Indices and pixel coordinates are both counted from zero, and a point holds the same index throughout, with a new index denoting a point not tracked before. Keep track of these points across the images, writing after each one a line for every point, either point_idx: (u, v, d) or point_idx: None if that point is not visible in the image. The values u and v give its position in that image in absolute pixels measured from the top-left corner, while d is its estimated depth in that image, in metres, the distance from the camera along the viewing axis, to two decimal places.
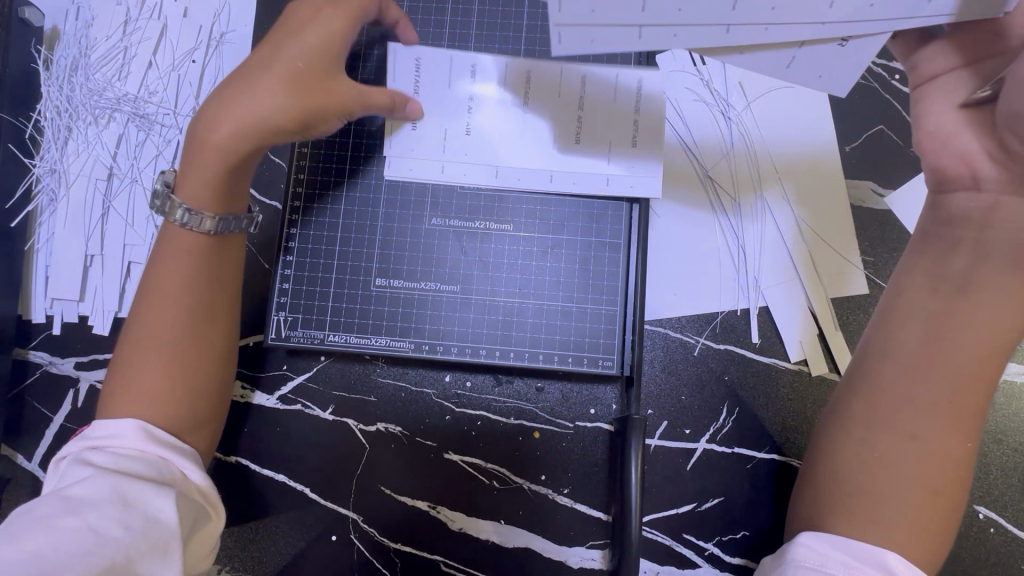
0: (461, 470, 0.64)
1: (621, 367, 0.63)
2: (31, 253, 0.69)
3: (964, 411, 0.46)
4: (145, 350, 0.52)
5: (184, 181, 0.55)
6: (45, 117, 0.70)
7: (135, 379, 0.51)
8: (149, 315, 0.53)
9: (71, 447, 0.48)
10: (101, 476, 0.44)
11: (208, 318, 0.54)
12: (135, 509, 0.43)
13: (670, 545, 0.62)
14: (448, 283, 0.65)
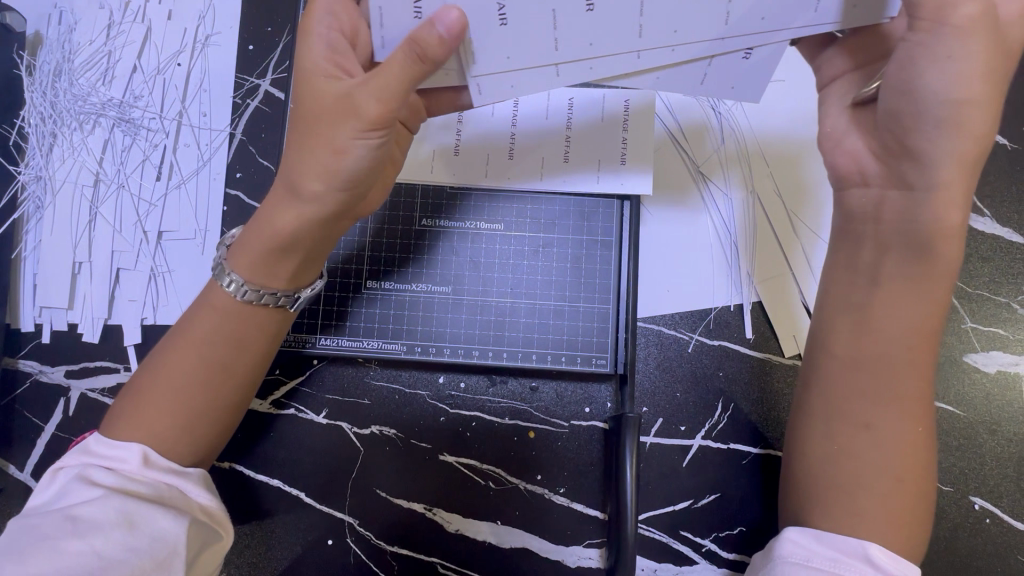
0: (456, 471, 0.64)
1: (614, 365, 0.63)
2: (18, 262, 0.68)
3: (920, 394, 0.46)
4: (167, 384, 0.49)
5: (243, 257, 0.50)
6: (29, 123, 0.69)
7: (155, 418, 0.48)
8: (174, 354, 0.50)
9: (70, 458, 0.47)
10: (107, 496, 0.43)
11: (240, 366, 0.51)
12: (140, 530, 0.42)
13: (667, 543, 0.62)
14: (436, 283, 0.64)
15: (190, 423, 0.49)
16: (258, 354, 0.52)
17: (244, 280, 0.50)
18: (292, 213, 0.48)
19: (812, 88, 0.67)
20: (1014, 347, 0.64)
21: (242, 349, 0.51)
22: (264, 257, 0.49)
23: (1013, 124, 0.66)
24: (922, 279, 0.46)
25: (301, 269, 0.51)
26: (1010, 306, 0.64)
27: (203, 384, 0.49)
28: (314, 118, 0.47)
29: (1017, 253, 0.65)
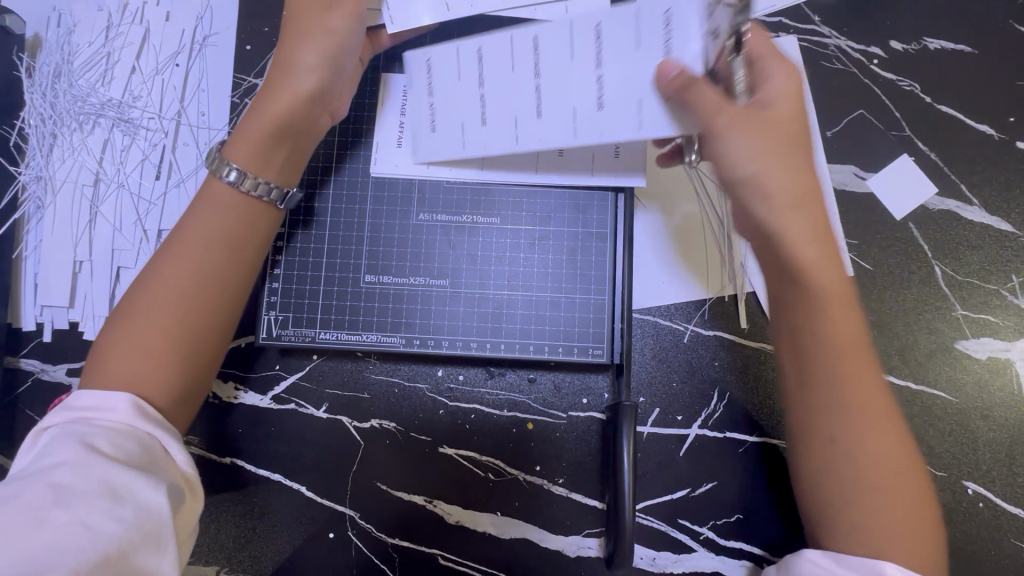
0: (456, 464, 0.65)
1: (611, 356, 0.63)
2: (20, 261, 0.69)
3: (864, 396, 0.47)
4: (132, 341, 0.49)
5: (243, 145, 0.55)
6: (29, 124, 0.70)
7: (144, 338, 0.49)
8: (165, 269, 0.51)
9: (55, 417, 0.46)
10: (88, 462, 0.41)
11: (205, 324, 0.51)
12: (124, 501, 0.41)
13: (666, 531, 0.63)
14: (434, 277, 0.65)
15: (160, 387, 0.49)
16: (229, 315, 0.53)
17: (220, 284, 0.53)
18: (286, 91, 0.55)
19: (802, 81, 0.68)
20: (1004, 333, 0.65)
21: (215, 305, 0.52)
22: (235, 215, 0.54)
23: (1000, 114, 0.67)
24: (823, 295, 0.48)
25: (292, 162, 0.57)
26: (999, 293, 0.65)
27: (168, 348, 0.50)
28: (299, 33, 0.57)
29: (1006, 241, 0.66)
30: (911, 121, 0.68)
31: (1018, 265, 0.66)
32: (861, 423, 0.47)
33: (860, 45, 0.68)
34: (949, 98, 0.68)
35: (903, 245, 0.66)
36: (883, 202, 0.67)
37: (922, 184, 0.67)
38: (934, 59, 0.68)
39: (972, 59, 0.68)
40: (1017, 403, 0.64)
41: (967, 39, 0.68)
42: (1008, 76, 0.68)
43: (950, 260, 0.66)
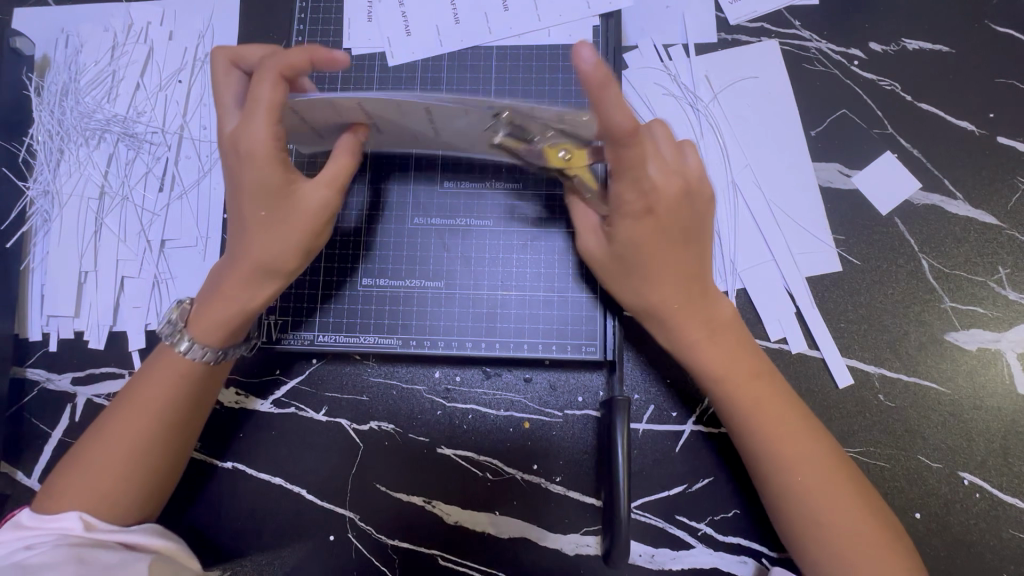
0: (454, 465, 0.65)
1: (604, 352, 0.64)
2: (26, 273, 0.71)
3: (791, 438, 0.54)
4: (96, 467, 0.52)
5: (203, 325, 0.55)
6: (37, 141, 0.72)
7: (104, 467, 0.52)
8: (141, 395, 0.54)
9: (5, 535, 0.51)
10: (53, 545, 0.48)
11: (163, 434, 0.54)
12: (93, 563, 0.48)
13: (664, 528, 0.63)
14: (429, 280, 0.66)
15: (144, 475, 0.53)
16: (209, 383, 0.58)
17: (199, 341, 0.55)
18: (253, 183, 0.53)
19: (785, 83, 0.70)
20: (993, 324, 0.66)
21: (199, 385, 0.56)
22: (220, 290, 0.55)
23: (979, 111, 0.69)
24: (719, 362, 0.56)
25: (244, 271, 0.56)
26: (986, 285, 0.66)
27: (124, 473, 0.52)
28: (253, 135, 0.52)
29: (991, 235, 0.67)
30: (893, 119, 0.69)
31: (1004, 257, 0.67)
32: (792, 460, 0.53)
33: (840, 48, 0.70)
34: (929, 96, 0.69)
35: (890, 239, 0.67)
36: (869, 198, 0.68)
37: (906, 179, 0.68)
38: (913, 59, 0.70)
39: (950, 59, 0.70)
40: (1009, 394, 0.64)
41: (944, 40, 0.70)
42: (984, 73, 0.69)
43: (937, 253, 0.67)
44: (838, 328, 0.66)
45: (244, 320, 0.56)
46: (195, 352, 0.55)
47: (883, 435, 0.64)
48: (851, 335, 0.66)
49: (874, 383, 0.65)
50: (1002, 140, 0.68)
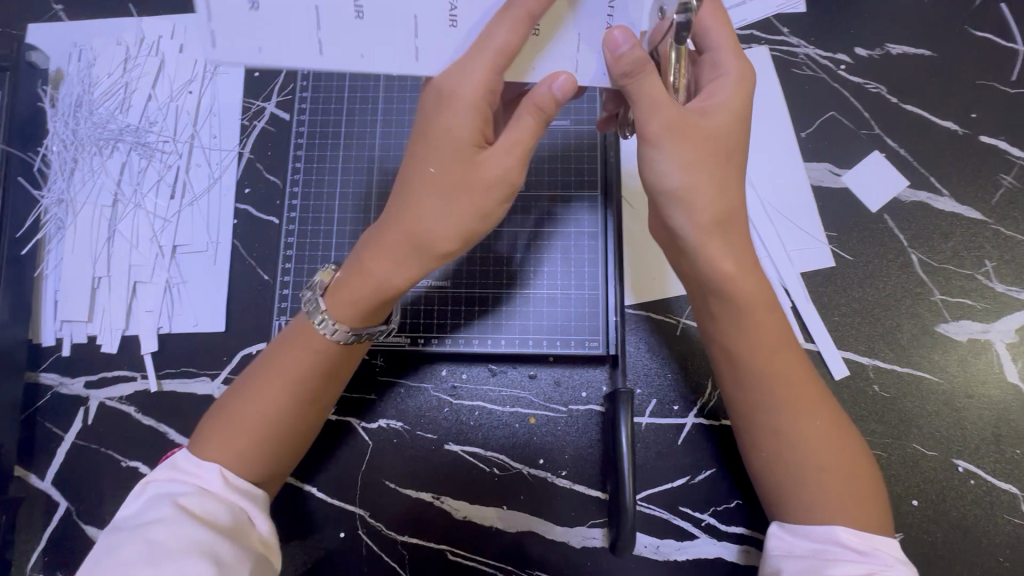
0: (462, 460, 0.67)
1: (606, 347, 0.67)
2: (39, 280, 0.72)
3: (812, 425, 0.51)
4: (235, 428, 0.52)
5: (342, 299, 0.53)
6: (51, 150, 0.74)
7: (239, 431, 0.52)
8: (280, 361, 0.54)
9: (159, 473, 0.51)
10: (179, 519, 0.45)
11: (292, 403, 0.53)
12: (211, 557, 0.44)
13: (668, 519, 0.65)
14: (503, 280, 0.69)
15: (272, 441, 0.53)
16: (348, 364, 0.57)
17: (335, 319, 0.53)
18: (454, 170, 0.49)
19: (774, 86, 0.73)
20: (982, 316, 0.68)
21: (333, 365, 0.54)
22: (367, 265, 0.52)
23: (962, 111, 0.72)
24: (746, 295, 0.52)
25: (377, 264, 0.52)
26: (973, 278, 0.69)
27: (260, 440, 0.52)
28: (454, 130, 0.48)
29: (977, 229, 0.70)
30: (880, 120, 0.72)
31: (990, 251, 0.69)
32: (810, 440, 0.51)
33: (827, 53, 0.73)
34: (913, 97, 0.72)
35: (880, 235, 0.70)
36: (859, 195, 0.71)
37: (894, 177, 0.71)
38: (898, 62, 0.73)
39: (932, 61, 0.73)
40: (999, 382, 0.66)
41: (927, 43, 0.73)
42: (965, 74, 0.72)
43: (925, 248, 0.69)
44: (832, 321, 0.68)
45: (380, 301, 0.52)
46: (334, 335, 0.53)
47: (879, 425, 0.66)
48: (845, 328, 0.68)
49: (868, 374, 0.67)
50: (984, 138, 0.71)
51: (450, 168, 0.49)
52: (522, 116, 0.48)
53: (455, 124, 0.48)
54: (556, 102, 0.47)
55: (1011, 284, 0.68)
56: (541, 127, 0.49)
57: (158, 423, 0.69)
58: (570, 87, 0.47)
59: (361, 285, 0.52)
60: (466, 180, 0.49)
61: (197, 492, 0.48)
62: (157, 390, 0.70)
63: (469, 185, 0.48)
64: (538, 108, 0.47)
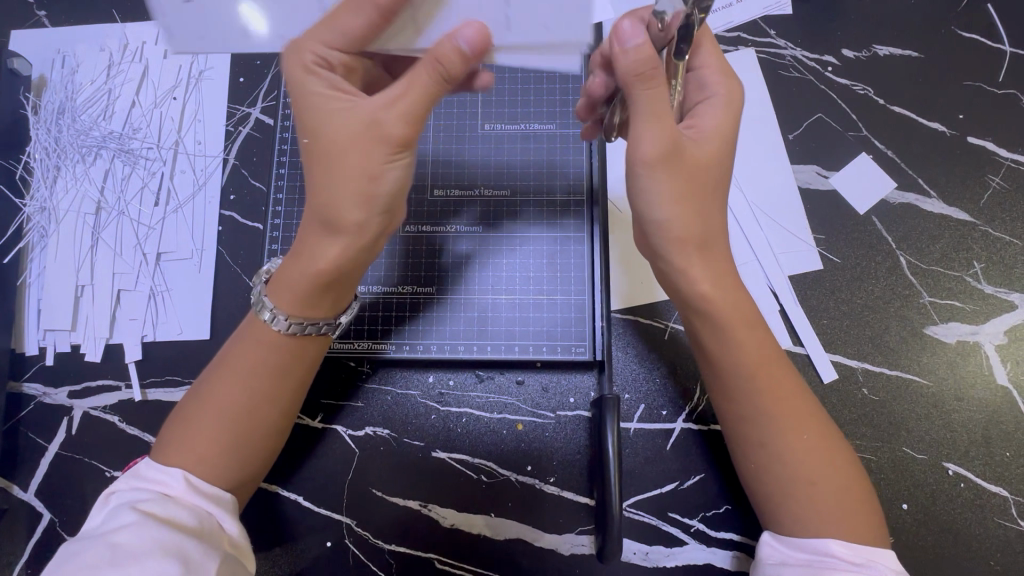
0: (449, 467, 0.66)
1: (593, 353, 0.66)
2: (22, 289, 0.72)
3: (801, 437, 0.51)
4: (198, 431, 0.53)
5: (280, 289, 0.53)
6: (34, 158, 0.74)
7: (203, 433, 0.52)
8: (239, 361, 0.55)
9: (121, 483, 0.51)
10: (144, 523, 0.45)
11: (252, 400, 0.54)
12: (177, 558, 0.44)
13: (657, 525, 0.64)
14: (450, 266, 0.69)
15: (235, 443, 0.53)
16: (307, 362, 0.57)
17: (278, 309, 0.53)
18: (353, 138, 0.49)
19: (761, 88, 0.73)
20: (970, 318, 0.67)
21: (291, 362, 0.55)
22: (293, 253, 0.53)
23: (949, 112, 0.71)
24: (731, 312, 0.52)
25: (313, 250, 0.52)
26: (962, 279, 0.68)
27: (226, 440, 0.53)
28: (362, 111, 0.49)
29: (965, 230, 0.69)
30: (868, 122, 0.72)
31: (979, 252, 0.69)
32: (799, 452, 0.51)
33: (814, 55, 0.73)
34: (901, 99, 0.72)
35: (868, 237, 0.69)
36: (847, 198, 0.70)
37: (881, 179, 0.71)
38: (885, 64, 0.73)
39: (919, 63, 0.73)
40: (989, 385, 0.66)
41: (914, 45, 0.73)
42: (952, 74, 0.72)
43: (913, 249, 0.69)
44: (821, 324, 0.68)
45: (315, 284, 0.52)
46: (280, 324, 0.54)
47: (869, 428, 0.65)
48: (834, 331, 0.68)
49: (858, 377, 0.67)
50: (972, 139, 0.71)
51: (340, 129, 0.49)
52: (420, 72, 0.46)
53: (323, 96, 0.50)
54: (463, 57, 0.45)
55: (1000, 285, 0.68)
56: (441, 86, 0.47)
57: (142, 432, 0.68)
58: (481, 37, 0.45)
59: (298, 271, 0.52)
60: (359, 135, 0.48)
61: (159, 497, 0.49)
62: (141, 399, 0.69)
63: (354, 146, 0.48)
64: (438, 65, 0.45)
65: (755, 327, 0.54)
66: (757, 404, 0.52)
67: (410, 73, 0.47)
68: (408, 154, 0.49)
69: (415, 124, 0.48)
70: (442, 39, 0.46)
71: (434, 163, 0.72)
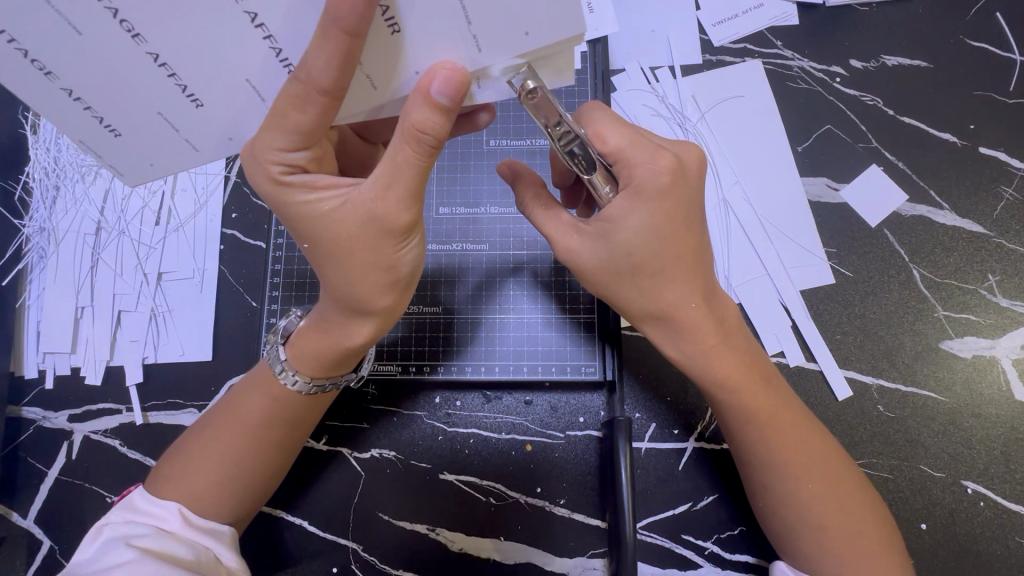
0: (457, 490, 0.65)
1: (603, 373, 0.65)
2: (22, 311, 0.70)
3: (813, 482, 0.53)
4: (195, 467, 0.52)
5: (300, 357, 0.53)
6: (33, 178, 0.73)
7: (200, 470, 0.52)
8: (242, 403, 0.54)
9: (114, 516, 0.51)
10: (141, 558, 0.45)
11: (252, 443, 0.53)
12: None
13: (670, 547, 0.63)
14: (446, 320, 0.67)
15: (231, 482, 0.53)
16: (312, 413, 0.57)
17: (296, 371, 0.53)
18: (353, 236, 0.46)
19: (769, 101, 0.72)
20: (987, 332, 0.66)
21: (296, 408, 0.55)
22: (316, 325, 0.53)
23: (960, 123, 0.71)
24: (716, 375, 0.54)
25: (329, 322, 0.52)
26: (977, 293, 0.67)
27: (222, 478, 0.52)
28: (356, 215, 0.45)
29: (979, 243, 0.68)
30: (878, 133, 0.71)
31: (993, 265, 0.68)
32: (811, 494, 0.53)
33: (822, 66, 0.72)
34: (911, 110, 0.71)
35: (880, 250, 0.68)
36: (858, 210, 0.69)
37: (893, 191, 0.69)
38: (894, 74, 0.72)
39: (929, 72, 0.72)
40: (1007, 400, 0.65)
41: (923, 55, 0.72)
42: (963, 83, 0.71)
43: (927, 263, 0.68)
44: (835, 340, 0.67)
45: (340, 356, 0.52)
46: (297, 385, 0.54)
47: (885, 446, 0.64)
48: (848, 346, 0.66)
49: (872, 394, 0.65)
50: (984, 150, 0.70)
51: (335, 228, 0.46)
52: (400, 146, 0.43)
53: (308, 204, 0.46)
54: (440, 108, 0.41)
55: (1016, 298, 0.67)
56: (430, 155, 0.44)
57: (144, 456, 0.67)
58: (454, 81, 0.40)
59: (318, 341, 0.52)
60: (360, 231, 0.46)
61: (154, 534, 0.48)
62: (143, 422, 0.68)
63: (359, 241, 0.46)
64: (418, 134, 0.42)
65: (759, 377, 0.55)
66: (759, 452, 0.54)
67: (391, 150, 0.43)
68: (416, 233, 0.47)
69: (414, 206, 0.45)
70: (415, 103, 0.42)
71: (438, 179, 0.71)
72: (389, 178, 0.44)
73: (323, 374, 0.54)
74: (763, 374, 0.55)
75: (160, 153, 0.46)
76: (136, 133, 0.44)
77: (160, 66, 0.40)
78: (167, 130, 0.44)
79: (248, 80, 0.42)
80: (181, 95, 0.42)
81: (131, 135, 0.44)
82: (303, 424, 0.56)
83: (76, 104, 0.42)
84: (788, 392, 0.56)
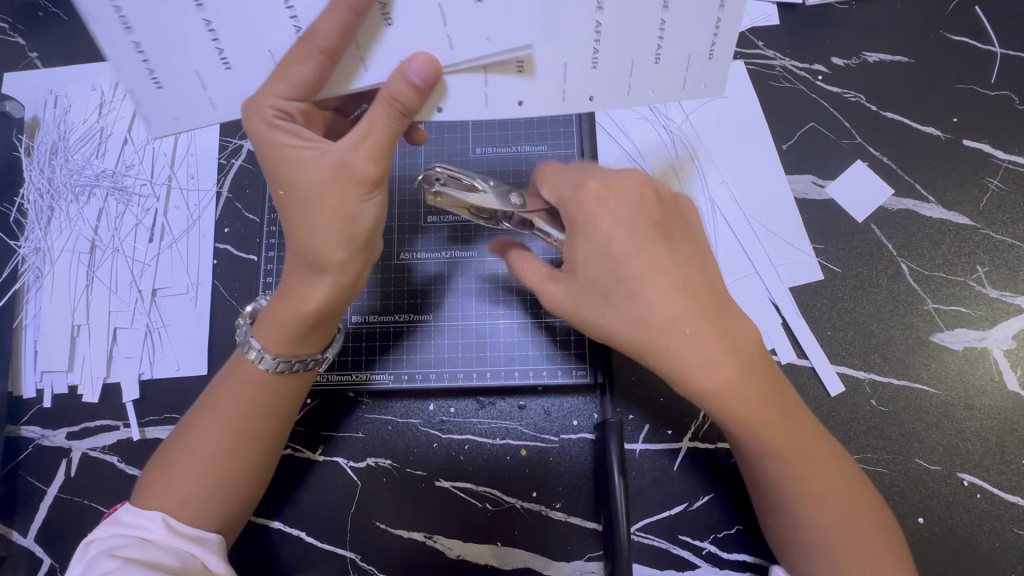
0: (453, 496, 0.65)
1: (594, 375, 0.66)
2: (19, 330, 0.71)
3: (813, 469, 0.53)
4: (178, 475, 0.53)
5: (268, 330, 0.54)
6: (27, 200, 0.74)
7: (183, 477, 0.52)
8: (220, 402, 0.55)
9: (102, 530, 0.52)
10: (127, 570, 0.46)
11: (232, 439, 0.54)
12: None
13: (667, 549, 0.63)
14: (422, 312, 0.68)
15: (217, 482, 0.53)
16: (291, 398, 0.57)
17: (263, 346, 0.54)
18: (328, 187, 0.49)
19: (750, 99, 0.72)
20: (977, 323, 0.66)
21: (274, 399, 0.55)
22: (281, 294, 0.54)
23: (943, 116, 0.71)
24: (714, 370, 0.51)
25: (294, 297, 0.53)
26: (964, 284, 0.67)
27: (207, 479, 0.53)
28: (324, 168, 0.49)
29: (966, 234, 0.68)
30: (861, 129, 0.72)
31: (982, 257, 0.68)
32: (809, 481, 0.53)
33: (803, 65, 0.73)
34: (893, 105, 0.72)
35: (868, 245, 0.69)
36: (842, 206, 0.70)
37: (878, 186, 0.70)
38: (874, 70, 0.73)
39: (910, 68, 0.72)
40: (1000, 391, 0.65)
41: (903, 50, 0.73)
42: (945, 77, 0.72)
43: (914, 256, 0.68)
44: (826, 335, 0.67)
45: (304, 328, 0.53)
46: (266, 362, 0.54)
47: (879, 440, 0.64)
48: (839, 341, 0.67)
49: (864, 389, 0.65)
50: (967, 142, 0.70)
51: (311, 174, 0.49)
52: (376, 109, 0.47)
53: (290, 148, 0.49)
54: (414, 86, 0.46)
55: (1004, 289, 0.67)
56: (400, 120, 0.48)
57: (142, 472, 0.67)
58: (428, 67, 0.46)
59: (283, 315, 0.53)
60: (331, 178, 0.49)
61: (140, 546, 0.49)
62: (140, 438, 0.68)
63: (330, 187, 0.49)
64: (392, 99, 0.46)
65: (761, 373, 0.52)
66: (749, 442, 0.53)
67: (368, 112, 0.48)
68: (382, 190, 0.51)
69: (383, 162, 0.50)
70: (392, 74, 0.46)
71: None
72: (362, 133, 0.48)
73: (293, 353, 0.55)
74: (762, 368, 0.53)
75: (187, 113, 0.48)
76: (173, 90, 0.47)
77: (209, 31, 0.45)
78: (198, 89, 0.47)
79: (271, 51, 0.46)
80: (218, 59, 0.46)
81: (171, 89, 0.47)
82: (288, 409, 0.57)
83: (137, 56, 0.45)
84: (781, 378, 0.54)
